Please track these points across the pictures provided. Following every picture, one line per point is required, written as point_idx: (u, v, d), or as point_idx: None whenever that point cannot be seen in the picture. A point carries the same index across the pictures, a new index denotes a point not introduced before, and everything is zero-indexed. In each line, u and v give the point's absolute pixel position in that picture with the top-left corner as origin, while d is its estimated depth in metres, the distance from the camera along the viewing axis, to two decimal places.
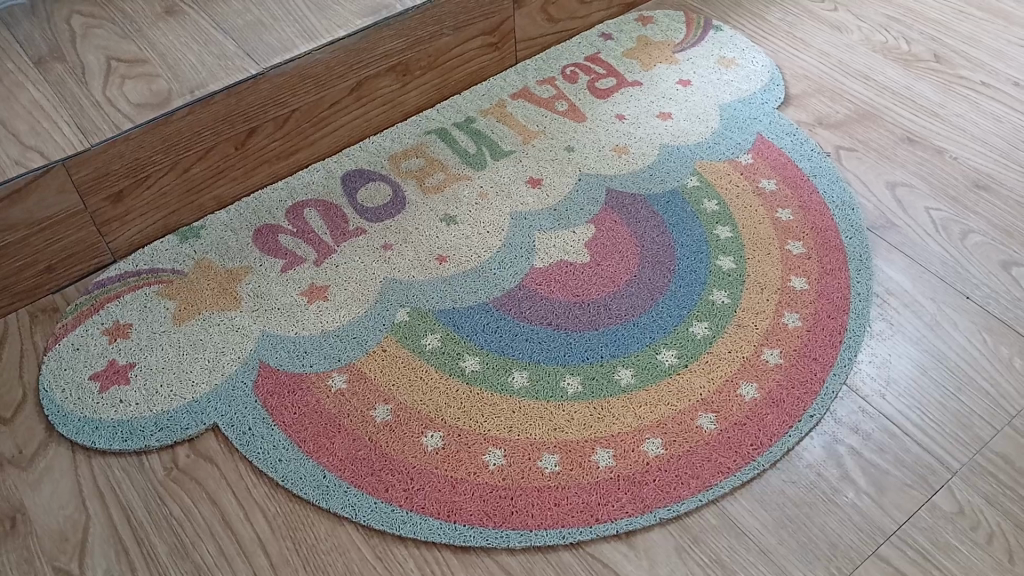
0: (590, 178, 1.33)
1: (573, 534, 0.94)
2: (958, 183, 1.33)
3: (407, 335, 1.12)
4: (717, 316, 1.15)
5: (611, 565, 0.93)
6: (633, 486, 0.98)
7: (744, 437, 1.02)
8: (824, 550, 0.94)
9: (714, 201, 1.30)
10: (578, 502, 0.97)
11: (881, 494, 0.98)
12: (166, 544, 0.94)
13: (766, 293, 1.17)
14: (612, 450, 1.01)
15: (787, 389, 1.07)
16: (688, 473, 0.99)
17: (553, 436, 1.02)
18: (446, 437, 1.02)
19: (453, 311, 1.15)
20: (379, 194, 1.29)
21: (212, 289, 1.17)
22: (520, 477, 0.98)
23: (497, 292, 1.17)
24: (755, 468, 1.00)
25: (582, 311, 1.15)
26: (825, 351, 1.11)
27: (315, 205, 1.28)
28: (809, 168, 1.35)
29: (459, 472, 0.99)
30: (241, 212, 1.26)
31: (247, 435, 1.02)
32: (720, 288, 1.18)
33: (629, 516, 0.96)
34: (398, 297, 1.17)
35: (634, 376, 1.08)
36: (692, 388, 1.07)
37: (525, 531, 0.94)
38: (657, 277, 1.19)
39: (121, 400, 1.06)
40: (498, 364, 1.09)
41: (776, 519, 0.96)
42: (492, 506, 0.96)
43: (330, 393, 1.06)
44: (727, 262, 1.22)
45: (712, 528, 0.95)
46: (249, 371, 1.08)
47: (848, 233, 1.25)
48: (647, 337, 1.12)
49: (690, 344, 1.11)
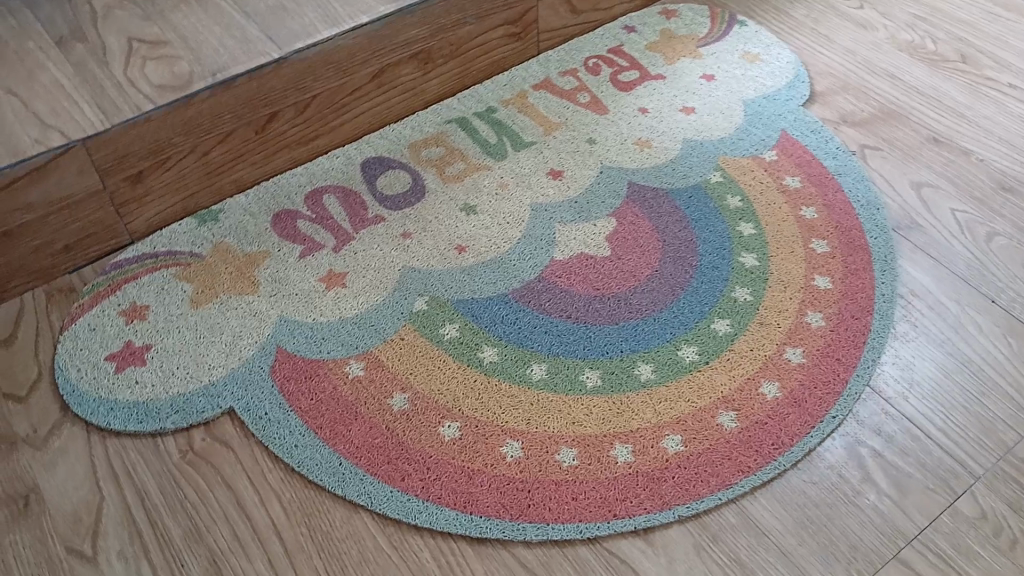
0: (612, 171, 1.32)
1: (590, 529, 0.93)
2: (983, 185, 1.32)
3: (425, 323, 1.11)
4: (738, 313, 1.14)
5: (629, 561, 0.91)
6: (652, 483, 0.97)
7: (765, 436, 1.01)
8: (845, 552, 0.92)
9: (737, 197, 1.29)
10: (596, 497, 0.96)
11: (903, 496, 0.97)
12: (180, 528, 0.93)
13: (790, 291, 1.16)
14: (631, 445, 1.00)
15: (809, 389, 1.06)
16: (707, 471, 0.98)
17: (572, 430, 1.01)
18: (463, 428, 1.01)
19: (472, 301, 1.14)
20: (399, 182, 1.28)
21: (230, 273, 1.16)
22: (538, 471, 0.97)
23: (516, 283, 1.16)
24: (775, 468, 0.99)
25: (603, 305, 1.13)
26: (847, 351, 1.10)
27: (334, 192, 1.26)
28: (833, 166, 1.34)
29: (476, 463, 0.98)
30: (260, 196, 1.25)
31: (264, 417, 1.01)
32: (742, 286, 1.17)
33: (648, 512, 0.95)
34: (416, 286, 1.16)
35: (654, 372, 1.07)
36: (713, 386, 1.06)
37: (541, 523, 0.93)
38: (679, 273, 1.18)
39: (137, 381, 1.05)
40: (517, 355, 1.08)
41: (797, 520, 0.95)
42: (509, 497, 0.95)
43: (347, 380, 1.05)
44: (749, 259, 1.20)
45: (731, 527, 0.94)
46: (267, 356, 1.07)
47: (873, 232, 1.25)
48: (667, 332, 1.11)
49: (711, 341, 1.10)
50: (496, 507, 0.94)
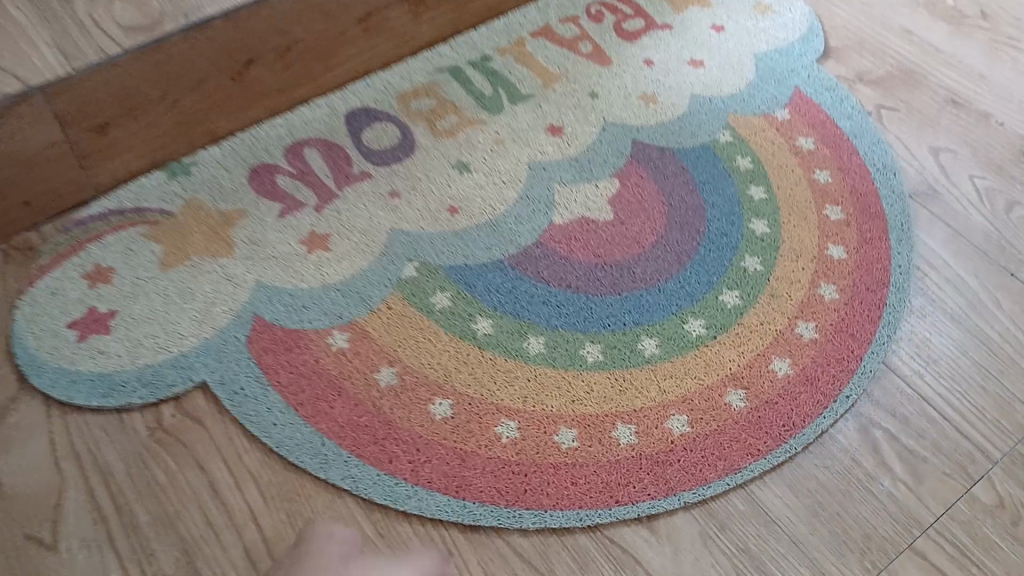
0: (615, 128, 1.23)
1: (590, 517, 0.87)
2: (1004, 151, 1.25)
3: (414, 291, 1.04)
4: (749, 284, 1.07)
5: (631, 551, 0.86)
6: (656, 467, 0.91)
7: (776, 417, 0.95)
8: (858, 542, 0.87)
9: (747, 158, 1.21)
10: (597, 482, 0.90)
11: (919, 483, 0.92)
12: (149, 513, 0.87)
13: (802, 261, 1.09)
14: (634, 426, 0.94)
15: (823, 366, 1.00)
16: (715, 454, 0.92)
17: (571, 409, 0.95)
18: (455, 406, 0.94)
19: (464, 268, 1.06)
20: (386, 136, 1.19)
21: (203, 233, 1.07)
22: (535, 453, 0.91)
23: (513, 248, 1.08)
24: (786, 451, 0.93)
25: (604, 274, 1.06)
26: (862, 326, 1.03)
27: (315, 145, 1.17)
28: (848, 128, 1.26)
29: (469, 445, 0.91)
30: (235, 148, 1.16)
31: (240, 392, 0.94)
32: (752, 255, 1.10)
33: (652, 499, 0.89)
34: (405, 250, 1.08)
35: (659, 347, 1.00)
36: (721, 362, 0.99)
37: (538, 509, 0.87)
38: (685, 240, 1.11)
39: (102, 351, 0.97)
40: (513, 328, 1.01)
41: (808, 507, 0.90)
42: (504, 481, 0.89)
43: (330, 352, 0.98)
44: (760, 226, 1.13)
45: (739, 515, 0.89)
46: (243, 325, 1.00)
47: (890, 199, 1.18)
48: (673, 304, 1.04)
49: (719, 314, 1.03)
50: (490, 493, 0.88)
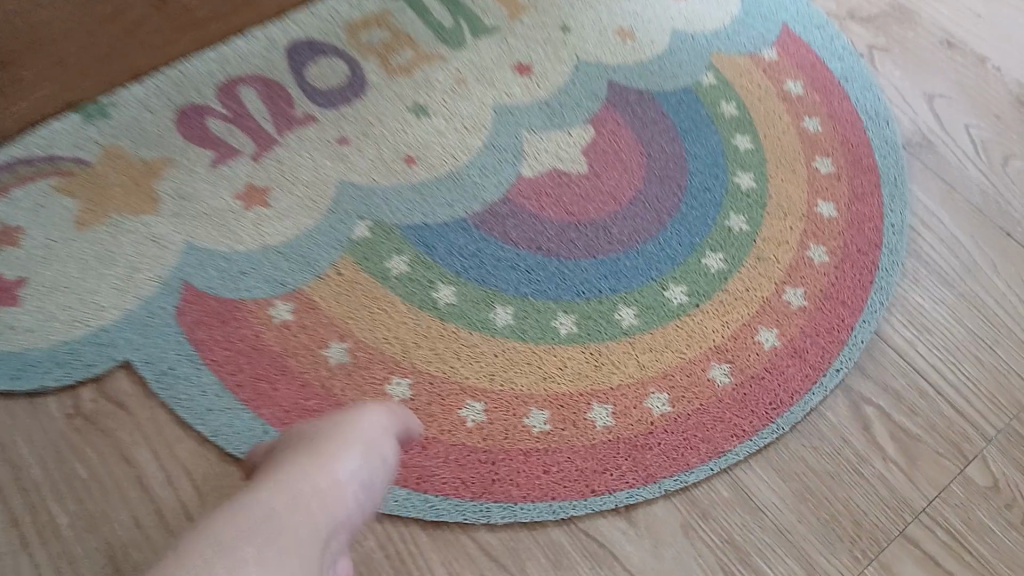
0: (589, 68, 1.12)
1: (564, 509, 0.80)
2: (1000, 98, 1.17)
3: (367, 254, 0.93)
4: (733, 246, 0.98)
5: (608, 545, 0.79)
6: (635, 452, 0.84)
7: (763, 394, 0.88)
8: (848, 530, 0.82)
9: (731, 103, 1.11)
10: (571, 470, 0.82)
11: (911, 464, 0.86)
12: (68, 514, 0.77)
13: (790, 220, 1.01)
14: (610, 406, 0.86)
15: (812, 337, 0.92)
16: (698, 437, 0.85)
17: (542, 388, 0.86)
18: (414, 386, 0.85)
19: (423, 227, 0.95)
20: (333, 73, 1.06)
21: (124, 186, 0.94)
22: (503, 438, 0.83)
23: (477, 205, 0.98)
24: (774, 432, 0.86)
25: (578, 235, 0.97)
26: (853, 292, 0.96)
27: (252, 83, 1.03)
28: (839, 70, 1.16)
29: (431, 431, 0.83)
30: (160, 86, 1.01)
31: (171, 373, 0.84)
32: (737, 213, 1.01)
33: (630, 487, 0.82)
34: (356, 206, 0.96)
35: (638, 317, 0.92)
36: (704, 333, 0.91)
37: (508, 502, 0.80)
38: (665, 196, 1.01)
39: (9, 326, 0.85)
40: (477, 296, 0.91)
41: (796, 492, 0.84)
42: (470, 471, 0.81)
43: (271, 326, 0.87)
44: (745, 180, 1.04)
45: (722, 502, 0.82)
46: (172, 294, 0.88)
47: (882, 150, 1.09)
48: (652, 269, 0.95)
49: (702, 279, 0.95)
50: (455, 484, 0.80)
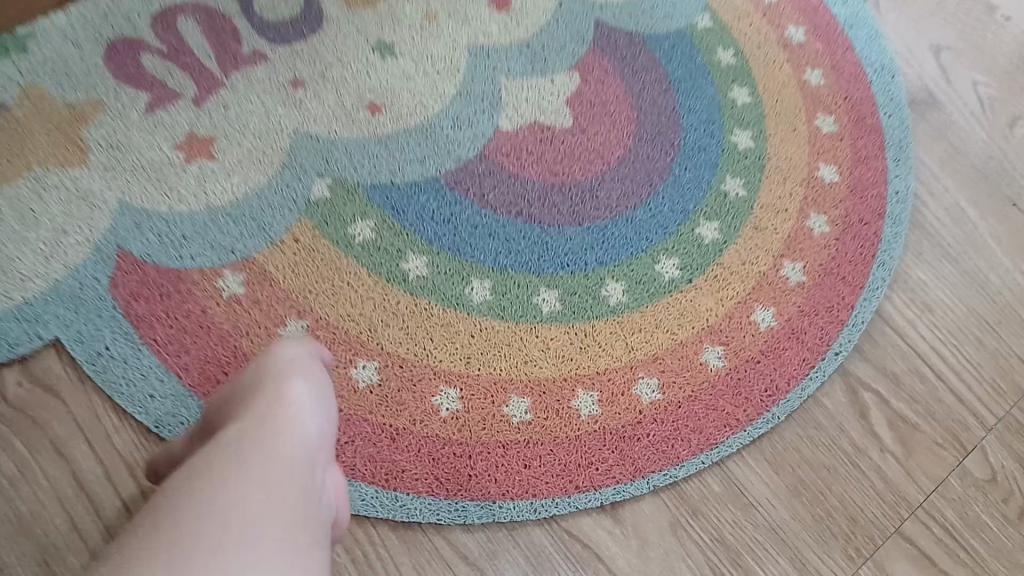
0: (574, 5, 1.00)
1: (547, 508, 0.74)
2: (1010, 51, 1.09)
3: (328, 217, 0.83)
4: (729, 213, 0.91)
5: (592, 546, 0.74)
6: (622, 443, 0.77)
7: (758, 380, 0.82)
8: (843, 527, 0.78)
9: (729, 49, 1.01)
10: (554, 464, 0.76)
11: (909, 455, 0.82)
12: None
13: (789, 185, 0.93)
14: (596, 393, 0.79)
15: (811, 317, 0.86)
16: (689, 427, 0.79)
17: (523, 372, 0.79)
18: (382, 370, 0.77)
19: (390, 187, 0.85)
20: (285, 2, 0.93)
21: (47, 133, 0.82)
22: (480, 429, 0.76)
23: (450, 162, 0.88)
24: (769, 421, 0.81)
25: (562, 199, 0.88)
26: (853, 267, 0.90)
27: (193, 13, 0.90)
28: (843, 16, 1.06)
29: (401, 422, 0.75)
30: (86, 15, 0.88)
31: (105, 351, 0.74)
32: (734, 175, 0.93)
33: (617, 483, 0.76)
34: (315, 161, 0.86)
35: (626, 293, 0.84)
36: (697, 312, 0.84)
37: (486, 499, 0.74)
38: (657, 155, 0.92)
39: None
40: (452, 268, 0.82)
41: (790, 487, 0.79)
42: (444, 465, 0.74)
43: (220, 301, 0.78)
44: (743, 138, 0.96)
45: (714, 498, 0.77)
46: (104, 262, 0.78)
47: (887, 108, 1.01)
48: (643, 238, 0.87)
49: (695, 251, 0.88)
50: (427, 478, 0.74)
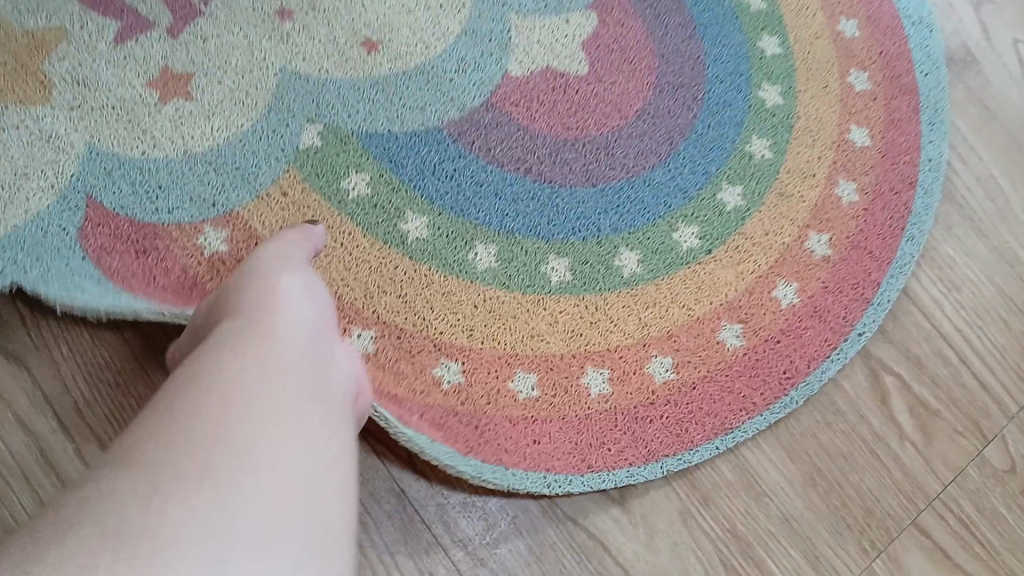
0: None
1: (559, 484, 0.71)
2: None
3: (319, 168, 0.76)
4: (753, 177, 0.84)
5: (598, 536, 0.71)
6: (634, 426, 0.74)
7: (777, 361, 0.77)
8: (858, 519, 0.75)
9: None
10: (564, 441, 0.72)
11: (928, 443, 0.78)
12: None
13: (819, 147, 0.86)
14: (607, 370, 0.75)
15: (834, 294, 0.81)
16: (703, 410, 0.75)
17: (530, 347, 0.74)
18: (379, 340, 0.72)
19: (386, 138, 0.78)
20: None
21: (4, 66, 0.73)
22: (485, 403, 0.72)
23: (454, 110, 0.80)
24: (786, 406, 0.76)
25: (575, 156, 0.81)
26: (880, 241, 0.84)
27: None
28: None
29: (401, 392, 0.71)
30: None
31: (77, 298, 0.69)
32: (760, 135, 0.86)
33: (630, 466, 0.72)
34: (305, 105, 0.77)
35: (641, 264, 0.78)
36: (715, 286, 0.79)
37: (493, 475, 0.70)
38: (678, 110, 0.85)
39: None
40: (455, 231, 0.76)
41: (806, 475, 0.75)
42: (450, 437, 0.70)
43: (201, 258, 0.72)
44: (772, 94, 0.88)
45: (725, 486, 0.74)
46: (72, 211, 0.71)
47: (923, 67, 0.93)
48: (660, 203, 0.81)
49: (716, 218, 0.81)
50: (431, 454, 0.69)
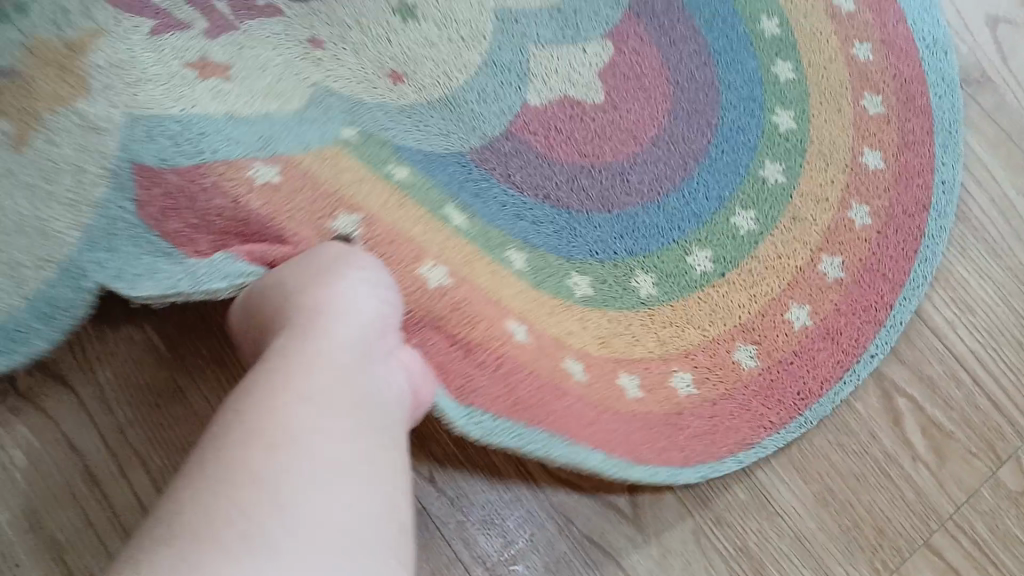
0: None
1: (621, 469, 0.73)
2: None
3: (361, 156, 0.79)
4: (766, 201, 0.85)
5: (612, 553, 0.76)
6: (668, 432, 0.77)
7: (791, 382, 0.80)
8: (871, 539, 0.78)
9: (774, 16, 0.90)
10: (615, 432, 0.74)
11: (942, 464, 0.80)
12: (6, 510, 0.73)
13: (830, 172, 0.87)
14: (638, 377, 0.78)
15: (848, 317, 0.82)
16: (723, 426, 0.78)
17: (569, 337, 0.78)
18: (449, 275, 0.74)
19: (419, 155, 0.82)
20: None
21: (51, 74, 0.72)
22: (548, 373, 0.74)
23: (475, 138, 0.83)
24: (799, 428, 0.79)
25: (592, 181, 0.84)
26: (893, 263, 0.84)
27: None
28: None
29: (474, 336, 0.72)
30: None
31: (147, 284, 0.69)
32: (773, 159, 0.87)
33: (672, 468, 0.76)
34: (342, 108, 0.80)
35: (656, 286, 0.82)
36: (729, 308, 0.82)
37: (560, 451, 0.71)
38: (691, 136, 0.86)
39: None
40: (489, 234, 0.81)
41: (817, 496, 0.79)
42: (520, 409, 0.71)
43: (254, 186, 0.72)
44: (785, 118, 0.88)
45: (737, 505, 0.78)
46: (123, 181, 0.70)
47: (938, 88, 0.90)
48: (674, 228, 0.84)
49: (729, 242, 0.84)
50: (501, 427, 0.71)
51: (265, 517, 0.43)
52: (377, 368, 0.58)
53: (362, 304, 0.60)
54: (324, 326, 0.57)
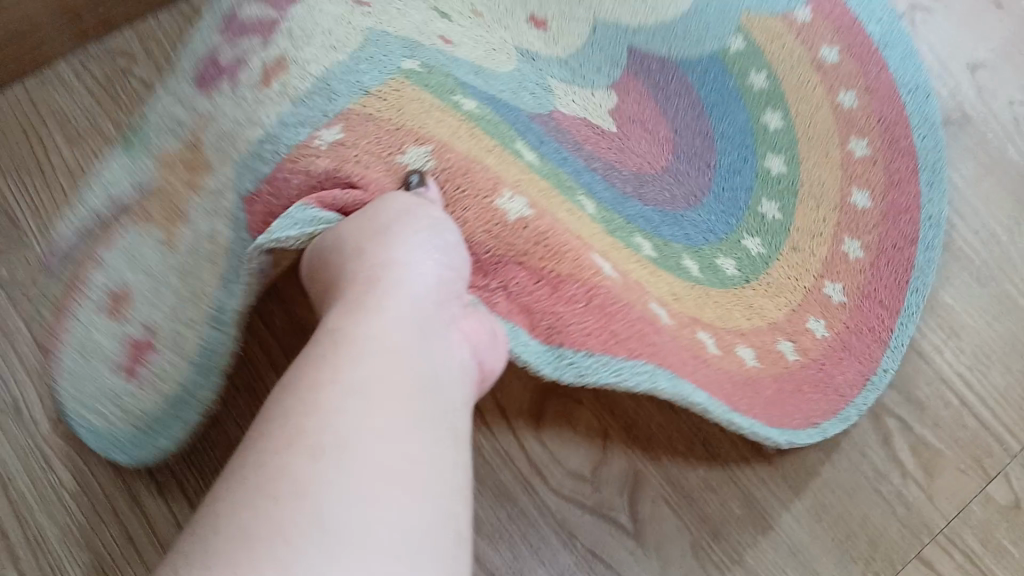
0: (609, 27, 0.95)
1: (726, 411, 0.79)
2: None
3: (431, 83, 0.79)
4: (767, 235, 0.92)
5: (613, 564, 0.83)
6: (747, 389, 0.83)
7: (825, 378, 0.87)
8: (862, 550, 0.85)
9: (762, 71, 0.95)
10: (703, 373, 0.80)
11: (931, 480, 0.86)
12: (56, 526, 0.84)
13: (822, 211, 0.92)
14: (713, 335, 0.85)
15: (851, 337, 0.88)
16: (789, 404, 0.85)
17: (642, 278, 0.85)
18: (529, 204, 0.78)
19: (497, 100, 0.87)
20: None
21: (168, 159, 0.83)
22: (631, 315, 0.78)
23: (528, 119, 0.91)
24: (826, 427, 0.86)
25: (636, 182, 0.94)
26: (889, 292, 0.90)
27: None
28: (876, 36, 0.95)
29: (565, 268, 0.77)
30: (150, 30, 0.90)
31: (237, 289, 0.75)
32: (769, 200, 0.93)
33: (762, 423, 0.82)
34: (398, 46, 0.78)
35: (700, 271, 0.91)
36: (763, 307, 0.89)
37: (665, 383, 0.76)
38: (695, 176, 0.94)
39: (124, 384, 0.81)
40: (556, 173, 0.88)
41: (812, 510, 0.85)
42: (616, 343, 0.77)
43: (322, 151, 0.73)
44: (774, 164, 0.94)
45: (735, 520, 0.85)
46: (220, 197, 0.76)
47: (919, 130, 0.94)
48: (707, 231, 0.93)
49: (748, 259, 0.92)
50: (598, 364, 0.76)
51: (304, 530, 0.44)
52: (434, 346, 0.59)
53: (417, 279, 0.62)
54: (375, 304, 0.58)
